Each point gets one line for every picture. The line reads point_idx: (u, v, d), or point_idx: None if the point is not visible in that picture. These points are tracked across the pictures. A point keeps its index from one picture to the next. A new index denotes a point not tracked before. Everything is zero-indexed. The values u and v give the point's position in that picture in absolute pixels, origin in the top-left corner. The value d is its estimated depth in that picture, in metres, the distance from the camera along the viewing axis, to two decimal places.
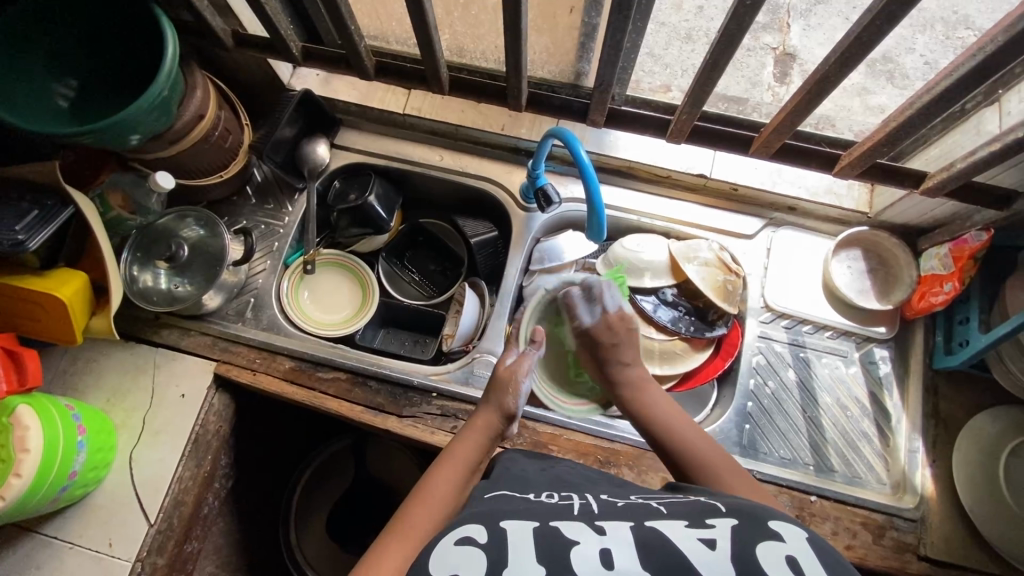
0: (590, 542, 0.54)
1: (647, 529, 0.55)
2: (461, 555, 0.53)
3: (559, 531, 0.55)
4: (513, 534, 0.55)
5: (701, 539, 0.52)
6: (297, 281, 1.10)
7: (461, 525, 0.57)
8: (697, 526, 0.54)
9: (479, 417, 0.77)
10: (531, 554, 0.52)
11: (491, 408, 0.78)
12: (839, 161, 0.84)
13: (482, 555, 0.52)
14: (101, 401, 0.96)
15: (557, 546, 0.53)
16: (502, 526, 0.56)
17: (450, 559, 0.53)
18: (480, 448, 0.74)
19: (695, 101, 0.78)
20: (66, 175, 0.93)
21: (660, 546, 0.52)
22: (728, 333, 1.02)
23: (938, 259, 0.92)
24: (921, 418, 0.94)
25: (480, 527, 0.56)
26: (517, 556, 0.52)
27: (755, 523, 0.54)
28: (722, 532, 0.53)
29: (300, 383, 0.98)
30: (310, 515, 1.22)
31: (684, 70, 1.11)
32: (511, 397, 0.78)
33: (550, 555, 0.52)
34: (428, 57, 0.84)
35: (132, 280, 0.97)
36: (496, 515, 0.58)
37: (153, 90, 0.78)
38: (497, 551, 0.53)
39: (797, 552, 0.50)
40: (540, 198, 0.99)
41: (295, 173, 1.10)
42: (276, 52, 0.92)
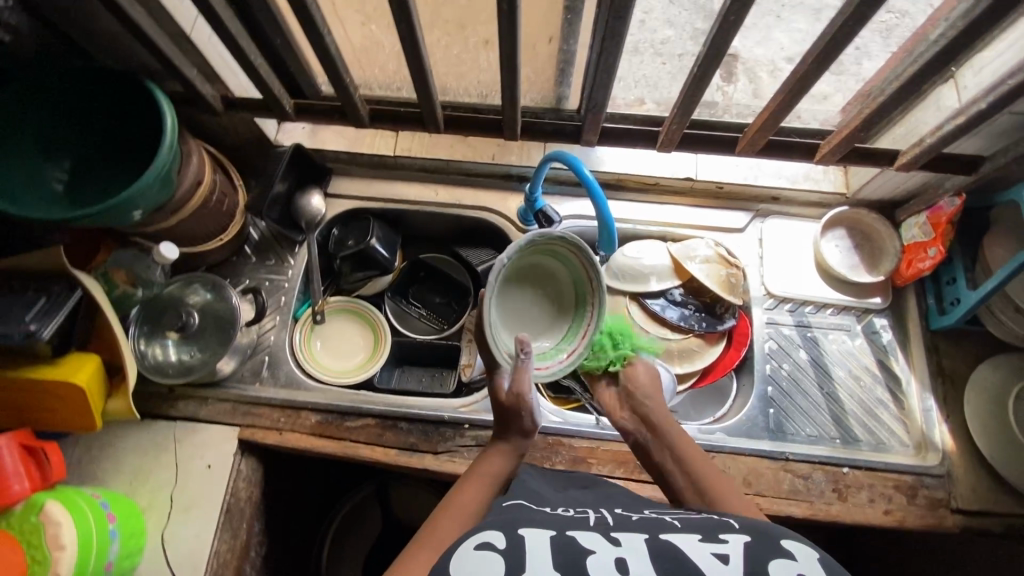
0: (607, 551, 0.55)
1: (661, 540, 0.57)
2: (482, 561, 0.53)
3: (576, 540, 0.56)
4: (533, 538, 0.55)
5: (715, 554, 0.54)
6: (308, 332, 1.10)
7: (483, 529, 0.58)
8: (710, 540, 0.56)
9: (500, 445, 0.77)
10: (549, 561, 0.53)
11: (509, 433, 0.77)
12: (819, 149, 0.91)
13: (501, 562, 0.53)
14: (124, 485, 0.93)
15: (574, 554, 0.54)
16: (521, 532, 0.57)
17: (472, 563, 0.53)
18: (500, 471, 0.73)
19: (685, 111, 0.83)
20: (67, 258, 0.92)
21: (674, 556, 0.54)
22: (737, 324, 1.05)
23: (918, 227, 0.99)
24: (929, 378, 0.99)
25: (498, 534, 0.57)
26: (536, 562, 0.53)
27: (767, 539, 0.56)
28: (734, 546, 0.55)
29: (329, 435, 0.97)
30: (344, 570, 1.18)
31: (637, 81, 1.17)
32: (524, 417, 0.77)
33: (566, 561, 0.53)
34: (424, 100, 0.87)
35: (142, 355, 0.96)
36: (513, 523, 0.58)
37: (158, 162, 0.79)
38: (514, 556, 0.54)
39: (808, 571, 0.53)
40: (542, 219, 1.02)
41: (291, 225, 1.10)
42: (268, 111, 0.94)
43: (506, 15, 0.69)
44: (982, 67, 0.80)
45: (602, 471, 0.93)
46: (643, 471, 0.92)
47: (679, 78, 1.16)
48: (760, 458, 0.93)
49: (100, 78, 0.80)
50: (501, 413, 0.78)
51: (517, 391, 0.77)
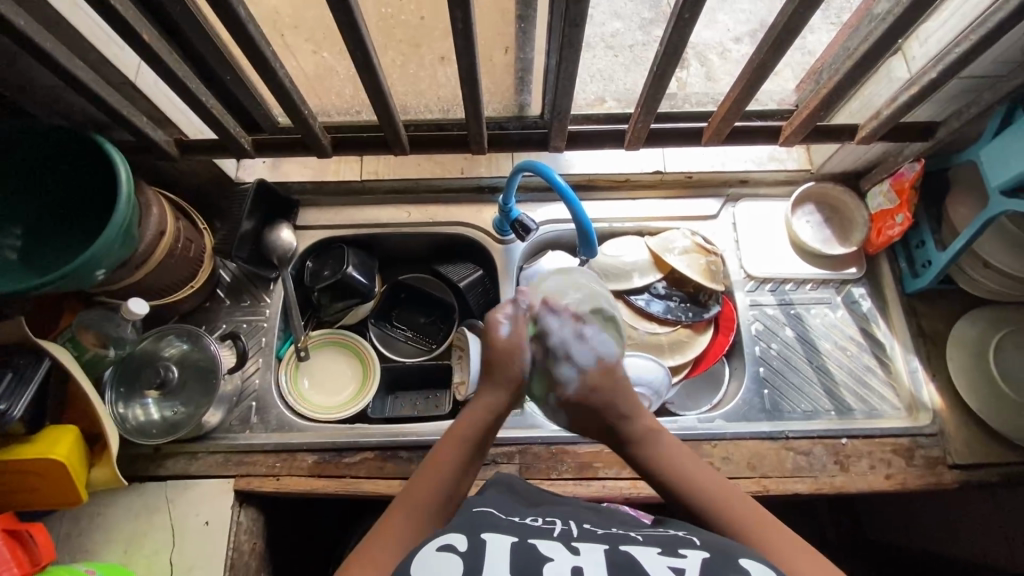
0: (564, 560, 0.56)
1: (620, 553, 0.57)
2: (442, 561, 0.54)
3: (535, 548, 0.57)
4: (492, 546, 0.56)
5: (671, 568, 0.55)
6: (294, 371, 1.07)
7: (444, 533, 0.59)
8: (669, 555, 0.56)
9: (485, 393, 0.73)
10: (505, 562, 0.54)
11: (497, 386, 0.73)
12: (782, 132, 0.93)
13: (460, 563, 0.54)
14: (119, 554, 0.90)
15: (531, 558, 0.55)
16: (483, 535, 0.58)
17: (432, 564, 0.54)
18: (483, 427, 0.71)
19: (649, 108, 0.83)
20: (30, 329, 0.88)
21: (630, 568, 0.55)
22: (723, 310, 1.06)
23: (883, 196, 1.01)
24: (911, 340, 1.01)
25: (461, 536, 0.58)
26: (493, 564, 0.54)
27: (726, 558, 0.56)
28: (692, 562, 0.55)
29: (326, 475, 0.94)
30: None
31: (594, 76, 1.16)
32: (515, 372, 0.73)
33: (522, 562, 0.54)
34: (386, 122, 0.85)
35: (122, 418, 0.92)
36: (478, 527, 0.60)
37: (116, 219, 0.76)
38: (473, 557, 0.55)
39: None
40: (518, 229, 1.02)
41: (263, 263, 1.07)
42: (225, 151, 0.91)
43: (461, 32, 0.68)
44: (928, 36, 0.82)
45: (610, 474, 0.93)
46: None
47: (634, 68, 1.16)
48: (762, 440, 0.94)
49: (45, 138, 0.77)
50: (497, 362, 0.74)
51: (516, 340, 0.74)
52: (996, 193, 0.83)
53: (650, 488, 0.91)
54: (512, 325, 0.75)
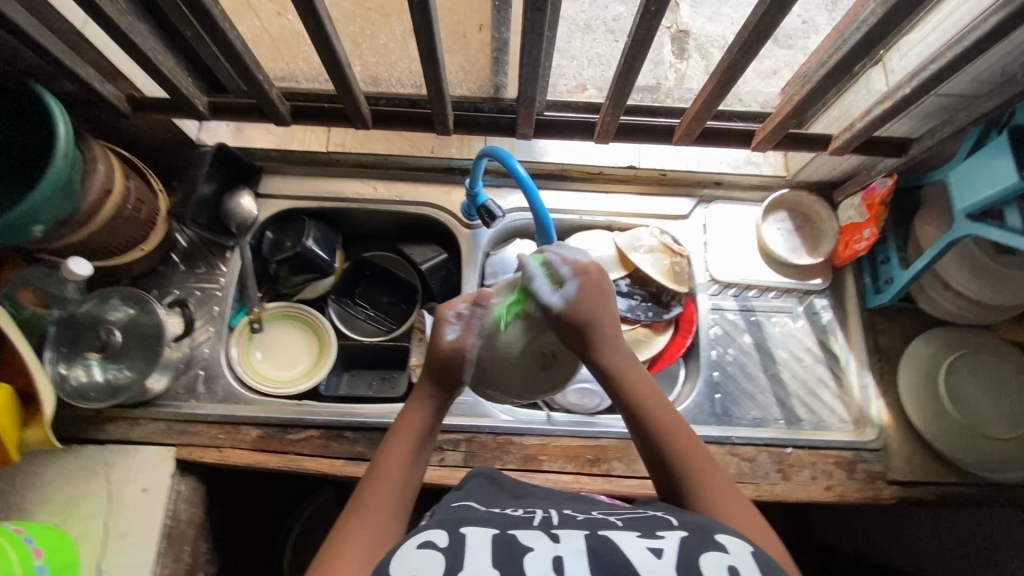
0: (544, 548, 0.55)
1: (601, 537, 0.57)
2: (424, 561, 0.53)
3: (515, 537, 0.56)
4: (474, 540, 0.56)
5: (650, 548, 0.55)
6: (246, 343, 1.05)
7: (426, 529, 0.58)
8: (647, 535, 0.57)
9: (422, 389, 0.70)
10: (488, 558, 0.53)
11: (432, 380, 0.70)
12: (755, 136, 0.91)
13: (439, 559, 0.53)
14: (52, 516, 0.89)
15: (511, 551, 0.54)
16: (463, 531, 0.57)
17: (413, 562, 0.53)
18: (428, 421, 0.69)
19: (617, 102, 0.81)
20: None
21: (611, 553, 0.54)
22: (684, 311, 1.05)
23: (854, 209, 1.01)
24: (866, 355, 1.02)
25: (441, 533, 0.57)
26: (475, 561, 0.53)
27: (703, 534, 0.57)
28: (671, 541, 0.56)
29: (270, 450, 0.93)
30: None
31: (590, 59, 1.12)
32: (447, 367, 0.69)
33: (504, 559, 0.53)
34: (345, 95, 0.82)
35: (63, 379, 0.89)
36: (457, 522, 0.59)
37: (52, 175, 0.73)
38: (455, 556, 0.54)
39: (740, 565, 0.53)
40: (484, 214, 0.99)
41: (220, 229, 1.04)
42: (179, 111, 0.87)
43: (419, 7, 0.65)
44: (908, 49, 0.80)
45: (554, 468, 0.93)
46: (593, 464, 0.93)
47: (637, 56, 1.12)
48: (708, 444, 0.94)
49: None
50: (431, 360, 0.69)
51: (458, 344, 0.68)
52: (961, 216, 0.82)
53: (593, 485, 0.91)
54: (460, 329, 0.69)
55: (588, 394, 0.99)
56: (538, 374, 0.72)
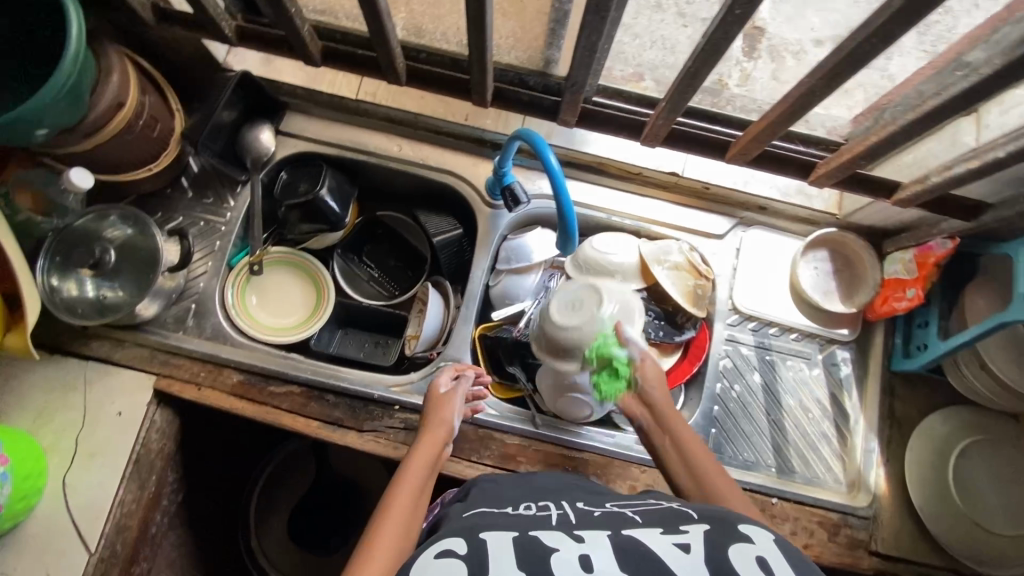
0: (569, 549, 0.55)
1: (624, 535, 0.58)
2: (446, 568, 0.54)
3: (538, 539, 0.57)
4: (494, 547, 0.56)
5: (676, 543, 0.56)
6: (242, 285, 1.01)
7: (443, 538, 0.58)
8: (671, 532, 0.57)
9: (431, 428, 0.80)
10: (511, 559, 0.54)
11: (440, 422, 0.81)
12: (815, 169, 0.83)
13: (462, 566, 0.54)
14: (26, 422, 0.89)
15: (538, 551, 0.55)
16: (483, 537, 0.57)
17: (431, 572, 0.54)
18: (434, 455, 0.77)
19: (674, 108, 0.74)
20: None
21: (638, 551, 0.55)
22: (697, 336, 0.99)
23: (902, 263, 0.94)
24: (877, 419, 0.96)
25: (460, 540, 0.57)
26: (497, 565, 0.53)
27: (726, 525, 0.58)
28: (695, 536, 0.57)
29: (250, 398, 0.91)
30: (273, 505, 1.22)
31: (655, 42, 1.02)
32: (448, 410, 0.83)
33: (529, 558, 0.54)
34: (379, 43, 0.76)
35: (52, 290, 0.87)
36: (475, 529, 0.59)
37: (55, 80, 0.68)
38: (475, 561, 0.54)
39: (766, 552, 0.54)
40: (507, 196, 0.93)
41: (234, 162, 1.00)
42: (205, 31, 0.81)
43: None
44: (1011, 105, 0.71)
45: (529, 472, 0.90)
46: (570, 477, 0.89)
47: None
48: None
49: None
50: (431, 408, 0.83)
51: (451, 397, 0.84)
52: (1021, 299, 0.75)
53: None
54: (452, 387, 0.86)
55: (581, 405, 0.89)
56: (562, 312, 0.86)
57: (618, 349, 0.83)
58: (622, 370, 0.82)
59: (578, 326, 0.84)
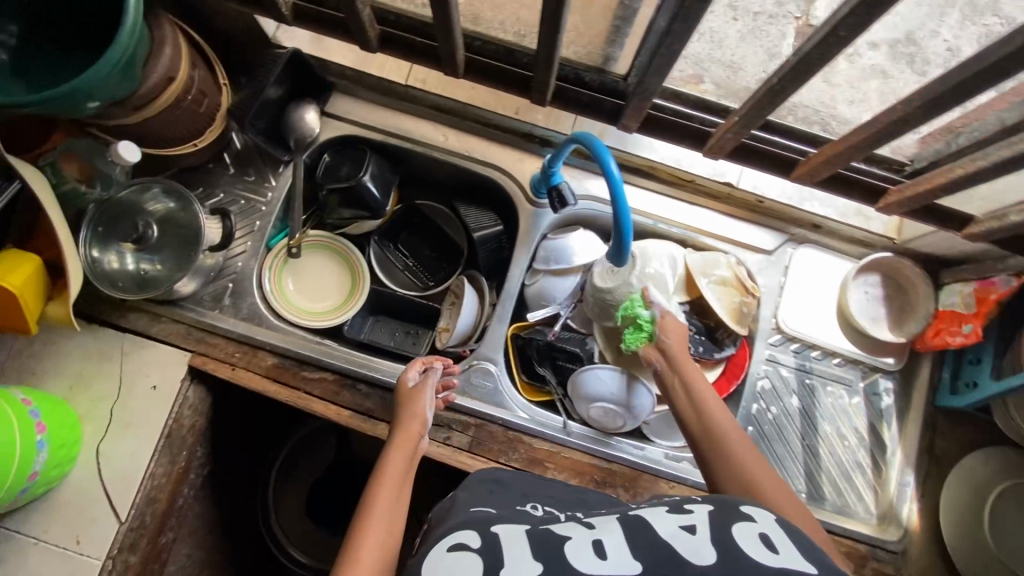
0: (582, 536, 0.55)
1: (631, 520, 0.57)
2: (457, 560, 0.53)
3: (551, 530, 0.56)
4: (506, 536, 0.55)
5: (682, 525, 0.54)
6: (280, 266, 1.00)
7: (455, 533, 0.58)
8: (677, 514, 0.56)
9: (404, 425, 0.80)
10: (523, 549, 0.52)
11: (412, 417, 0.81)
12: (886, 196, 0.80)
13: (475, 557, 0.53)
14: (63, 389, 0.90)
15: (551, 540, 0.54)
16: (494, 529, 0.57)
17: (443, 563, 0.53)
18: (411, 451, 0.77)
19: (747, 122, 0.70)
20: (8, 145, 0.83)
21: (645, 532, 0.54)
22: (737, 353, 0.96)
23: (961, 296, 0.91)
24: (915, 452, 0.94)
25: (472, 534, 0.56)
26: (509, 551, 0.52)
27: (727, 507, 0.57)
28: (700, 516, 0.55)
29: (282, 382, 0.91)
30: (289, 483, 1.24)
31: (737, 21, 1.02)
32: (419, 404, 0.82)
33: (541, 545, 0.53)
34: (441, 31, 0.73)
35: (94, 262, 0.86)
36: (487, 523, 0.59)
37: (110, 53, 0.66)
38: (487, 551, 0.53)
39: (768, 529, 0.53)
40: (554, 197, 0.91)
41: (277, 141, 0.98)
42: (260, 8, 0.79)
43: None
44: None
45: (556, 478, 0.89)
46: (598, 487, 0.88)
47: (749, 42, 0.75)
48: None
49: None
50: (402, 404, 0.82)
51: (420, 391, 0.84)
52: None
53: None
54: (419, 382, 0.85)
55: (614, 414, 0.90)
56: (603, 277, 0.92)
57: (642, 308, 0.87)
58: (645, 324, 0.85)
59: (613, 289, 0.90)
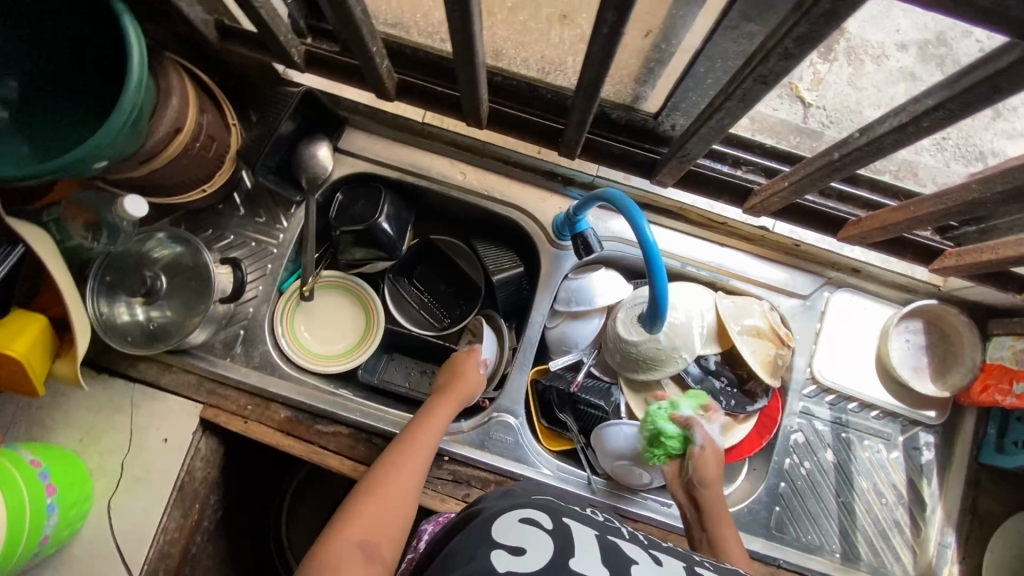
0: (647, 567, 0.56)
1: (695, 573, 0.58)
2: (526, 531, 0.56)
3: (618, 546, 0.58)
4: (578, 533, 0.57)
5: None
6: (292, 309, 0.97)
7: (529, 508, 0.61)
8: None
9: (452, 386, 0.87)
10: (594, 557, 0.54)
11: (461, 380, 0.87)
12: (941, 257, 0.76)
13: (547, 538, 0.55)
14: (72, 443, 0.87)
15: (618, 556, 0.55)
16: (567, 521, 0.59)
17: (515, 529, 0.56)
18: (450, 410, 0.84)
19: (799, 190, 0.65)
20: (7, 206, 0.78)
21: None
22: (769, 403, 0.92)
23: (1011, 351, 0.85)
24: (956, 511, 0.90)
25: (543, 515, 0.59)
26: (579, 550, 0.54)
27: None
28: None
29: (297, 435, 0.88)
30: (301, 519, 1.20)
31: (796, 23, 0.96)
32: (470, 371, 0.89)
33: (611, 560, 0.54)
34: (466, 82, 0.69)
35: (101, 316, 0.83)
36: (559, 512, 0.61)
37: (119, 113, 0.62)
38: (559, 538, 0.55)
39: None
40: (579, 243, 0.86)
41: (289, 181, 0.94)
42: (271, 52, 0.75)
43: (609, 23, 0.51)
44: None
45: None
46: None
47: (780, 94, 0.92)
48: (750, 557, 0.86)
49: None
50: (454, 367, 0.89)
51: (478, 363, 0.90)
52: None
53: None
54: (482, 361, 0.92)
55: (637, 471, 0.86)
56: (627, 326, 0.89)
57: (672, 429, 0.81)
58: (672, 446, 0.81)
59: (636, 341, 0.88)
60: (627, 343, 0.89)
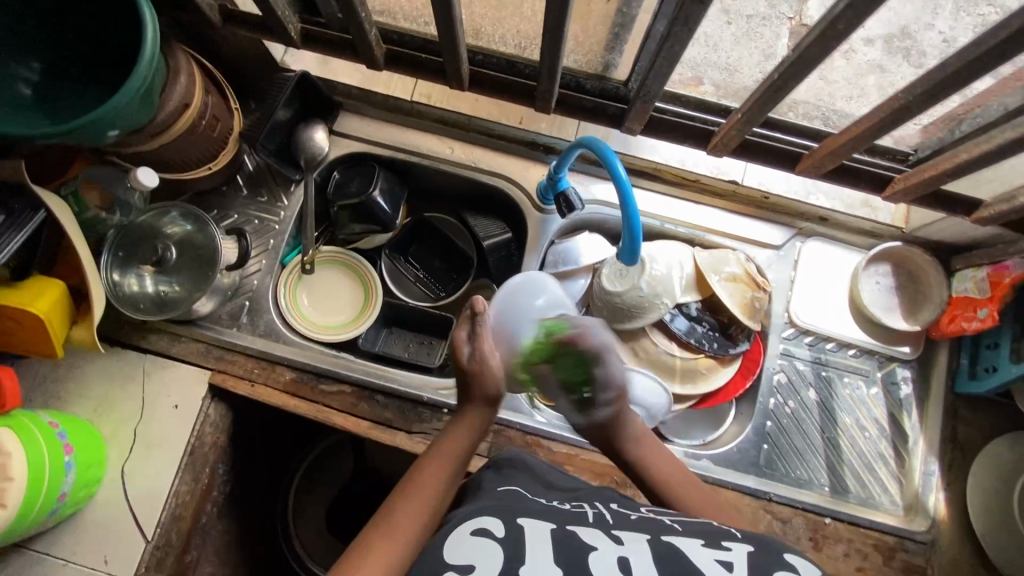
0: (608, 549, 0.54)
1: (662, 540, 0.56)
2: (478, 545, 0.53)
3: (576, 535, 0.56)
4: (531, 531, 0.55)
5: (718, 560, 0.53)
6: (294, 284, 1.03)
7: (481, 515, 0.58)
8: (714, 546, 0.55)
9: (467, 412, 0.69)
10: (548, 552, 0.52)
11: (478, 404, 0.69)
12: (892, 184, 0.82)
13: (497, 548, 0.52)
14: (87, 411, 0.91)
15: (575, 547, 0.53)
16: (519, 522, 0.56)
17: (464, 547, 0.53)
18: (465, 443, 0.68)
19: (751, 118, 0.72)
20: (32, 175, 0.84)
21: (675, 555, 0.53)
22: (750, 348, 0.96)
23: (973, 281, 0.90)
24: (938, 441, 0.93)
25: (496, 522, 0.56)
26: (535, 552, 0.52)
27: (770, 551, 0.55)
28: (737, 555, 0.54)
29: (302, 396, 0.93)
30: (307, 510, 1.19)
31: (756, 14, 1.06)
32: (488, 386, 0.69)
33: (567, 555, 0.52)
34: (447, 47, 0.76)
35: (115, 286, 0.88)
36: (512, 513, 0.58)
37: (133, 81, 0.69)
38: (510, 545, 0.53)
39: None
40: (562, 203, 0.92)
41: (288, 161, 1.01)
42: (271, 32, 0.82)
43: None
44: None
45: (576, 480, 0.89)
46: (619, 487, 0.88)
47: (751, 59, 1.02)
48: (740, 492, 0.87)
49: None
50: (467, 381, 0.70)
51: (483, 360, 0.69)
52: None
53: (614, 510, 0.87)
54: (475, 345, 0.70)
55: None
56: (611, 278, 0.94)
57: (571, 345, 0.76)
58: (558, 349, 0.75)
59: (621, 291, 0.92)
60: (613, 296, 0.93)
